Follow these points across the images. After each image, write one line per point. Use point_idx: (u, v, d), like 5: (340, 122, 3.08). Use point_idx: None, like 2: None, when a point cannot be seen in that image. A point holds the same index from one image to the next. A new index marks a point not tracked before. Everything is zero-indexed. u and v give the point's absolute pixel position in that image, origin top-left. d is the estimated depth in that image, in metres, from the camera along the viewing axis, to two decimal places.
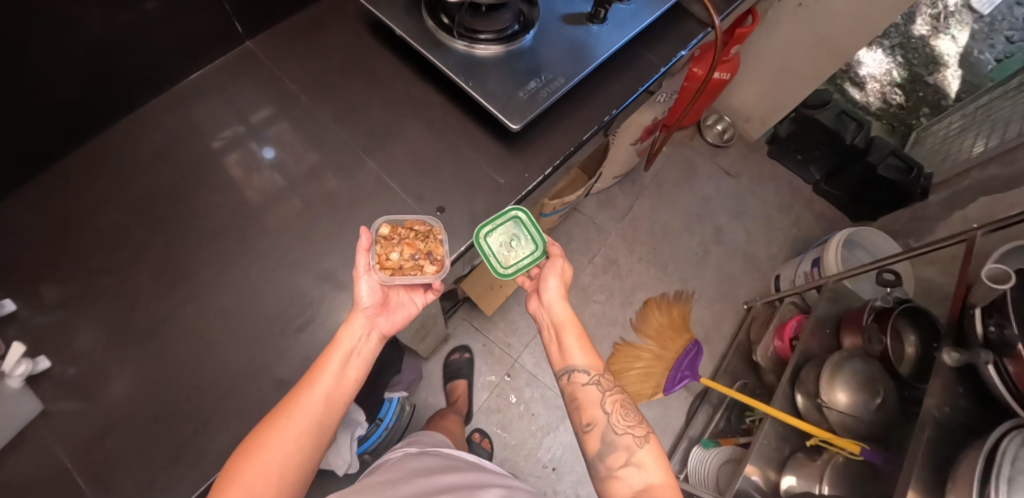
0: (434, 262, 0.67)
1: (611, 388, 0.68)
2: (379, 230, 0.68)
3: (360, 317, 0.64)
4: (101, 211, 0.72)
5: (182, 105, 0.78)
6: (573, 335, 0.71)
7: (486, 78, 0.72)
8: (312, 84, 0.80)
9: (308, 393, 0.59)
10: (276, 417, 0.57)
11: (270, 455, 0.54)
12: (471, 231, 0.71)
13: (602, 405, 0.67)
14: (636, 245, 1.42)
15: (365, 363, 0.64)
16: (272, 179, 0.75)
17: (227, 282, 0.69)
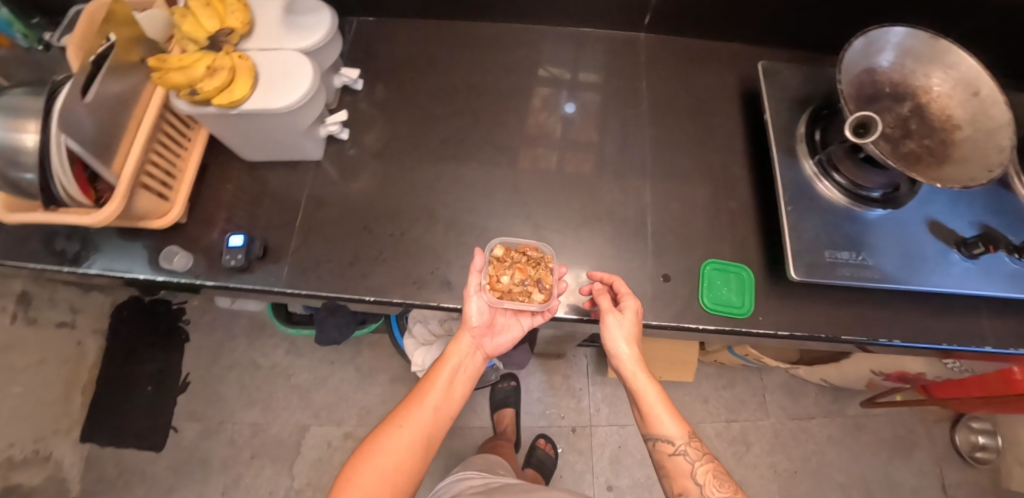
0: (542, 291, 0.68)
1: (699, 457, 0.60)
2: (492, 250, 0.70)
3: (468, 335, 0.67)
4: (453, 74, 0.87)
5: (561, 42, 0.88)
6: (639, 390, 0.63)
7: (807, 216, 0.70)
8: (662, 101, 0.84)
9: (419, 403, 0.62)
10: (391, 422, 0.61)
11: (391, 453, 0.58)
12: (671, 318, 0.71)
13: (689, 476, 0.59)
14: (780, 450, 1.23)
15: (471, 379, 0.67)
16: (569, 140, 0.81)
17: (479, 183, 0.78)
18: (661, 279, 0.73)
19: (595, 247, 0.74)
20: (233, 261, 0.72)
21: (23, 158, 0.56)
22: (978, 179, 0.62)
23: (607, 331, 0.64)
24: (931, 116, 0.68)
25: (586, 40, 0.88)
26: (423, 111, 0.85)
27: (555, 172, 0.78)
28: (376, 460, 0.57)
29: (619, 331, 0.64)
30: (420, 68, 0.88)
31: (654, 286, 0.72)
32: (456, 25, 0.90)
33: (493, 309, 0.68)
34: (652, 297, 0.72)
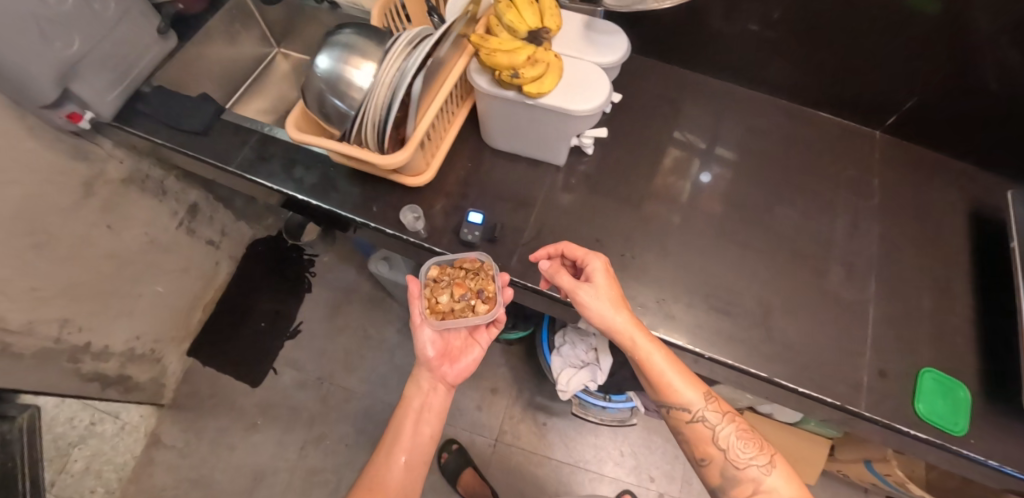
0: (484, 302, 0.69)
1: (717, 422, 0.64)
2: (427, 272, 0.71)
3: (426, 371, 0.73)
4: (691, 118, 0.89)
5: (799, 116, 0.90)
6: (641, 355, 0.65)
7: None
8: (898, 203, 0.84)
9: (388, 462, 0.68)
10: (364, 488, 0.67)
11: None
12: (885, 416, 0.70)
13: (708, 437, 0.64)
14: None
15: (438, 415, 0.72)
16: (800, 210, 0.81)
17: (707, 230, 0.79)
18: (877, 376, 0.72)
19: (815, 327, 0.74)
20: (470, 236, 0.74)
21: (351, 90, 0.64)
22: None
23: (589, 309, 0.65)
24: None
25: (825, 123, 0.90)
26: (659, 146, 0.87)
27: (785, 239, 0.79)
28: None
29: (594, 293, 0.65)
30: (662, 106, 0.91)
31: (870, 380, 0.71)
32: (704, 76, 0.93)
33: (442, 336, 0.74)
34: (867, 391, 0.71)
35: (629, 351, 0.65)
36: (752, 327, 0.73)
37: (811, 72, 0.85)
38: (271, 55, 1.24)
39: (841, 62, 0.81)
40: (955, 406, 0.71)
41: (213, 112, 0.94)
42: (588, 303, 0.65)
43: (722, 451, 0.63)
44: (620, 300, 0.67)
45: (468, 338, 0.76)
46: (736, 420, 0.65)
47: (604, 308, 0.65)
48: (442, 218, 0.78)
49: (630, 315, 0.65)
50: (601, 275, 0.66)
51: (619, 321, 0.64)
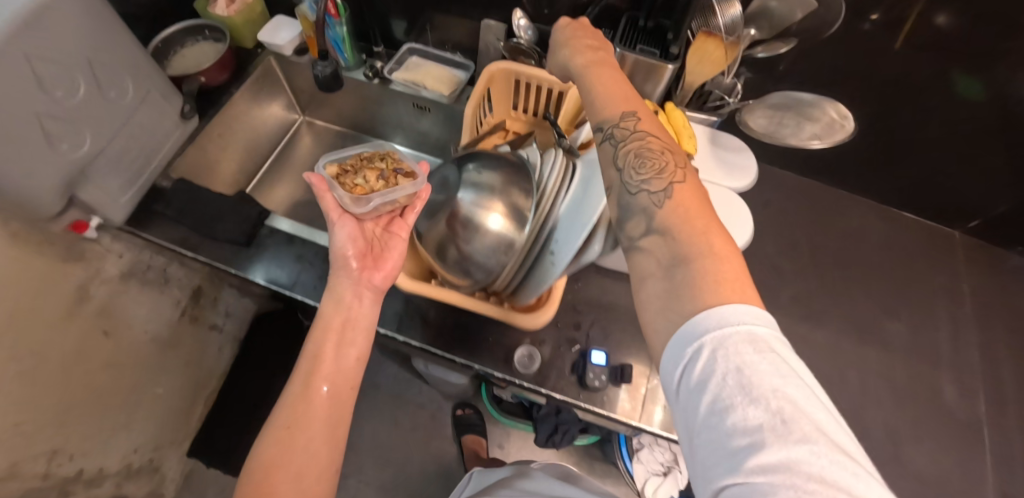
0: (401, 176, 0.70)
1: (632, 129, 0.50)
2: (326, 169, 0.70)
3: (347, 278, 0.62)
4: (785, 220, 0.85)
5: (882, 215, 0.89)
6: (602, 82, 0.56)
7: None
8: (990, 310, 0.84)
9: (299, 383, 0.56)
10: (275, 418, 0.54)
11: (303, 449, 0.52)
12: None
13: (614, 163, 0.50)
14: None
15: (366, 333, 0.60)
16: (906, 321, 0.79)
17: (826, 349, 0.75)
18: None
19: (941, 456, 0.72)
20: (597, 382, 0.65)
21: (486, 238, 0.56)
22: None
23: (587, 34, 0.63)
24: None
25: (907, 221, 0.89)
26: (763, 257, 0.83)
27: (900, 359, 0.76)
28: (261, 452, 0.52)
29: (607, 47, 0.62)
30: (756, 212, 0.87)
31: None
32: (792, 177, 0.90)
33: (364, 230, 0.66)
34: None
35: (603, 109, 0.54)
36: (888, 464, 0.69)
37: (903, 175, 0.84)
38: (295, 125, 1.10)
39: (936, 166, 0.81)
40: None
41: (255, 215, 0.80)
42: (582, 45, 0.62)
43: (647, 230, 0.45)
44: (623, 87, 0.55)
45: (387, 233, 0.68)
46: (667, 152, 0.48)
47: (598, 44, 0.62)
48: (555, 355, 0.69)
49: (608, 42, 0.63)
50: (576, 39, 0.63)
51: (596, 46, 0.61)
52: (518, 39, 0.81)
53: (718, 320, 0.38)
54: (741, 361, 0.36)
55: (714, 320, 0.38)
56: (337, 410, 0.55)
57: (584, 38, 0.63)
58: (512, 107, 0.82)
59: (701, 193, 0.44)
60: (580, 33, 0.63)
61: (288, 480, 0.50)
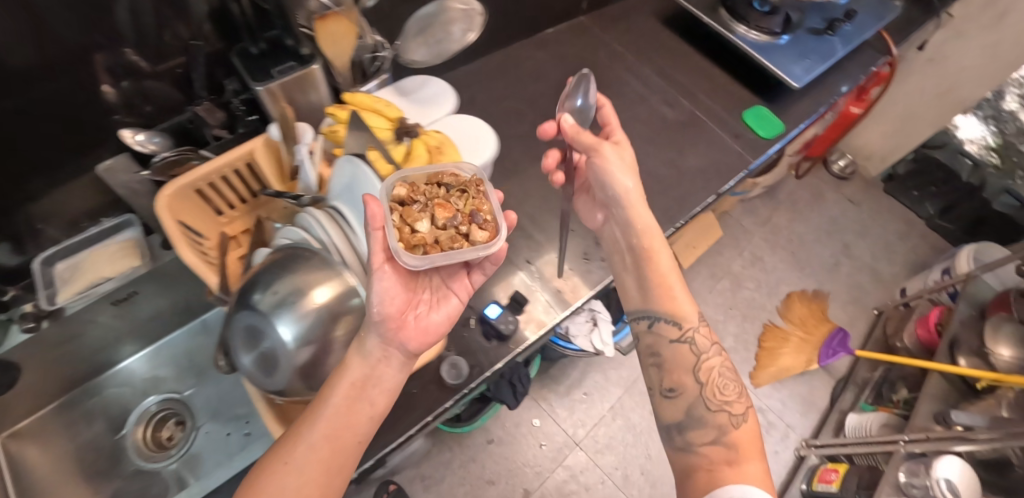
0: (480, 227, 0.53)
1: (738, 415, 0.62)
2: (393, 191, 0.53)
3: (373, 334, 0.52)
4: (498, 104, 0.96)
5: (540, 47, 1.07)
6: (660, 277, 0.69)
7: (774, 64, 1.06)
8: (639, 43, 1.10)
9: (310, 424, 0.49)
10: (286, 439, 0.49)
11: (281, 487, 0.45)
12: (762, 152, 0.99)
13: (696, 373, 0.64)
14: (777, 247, 1.64)
15: (381, 397, 0.52)
16: (613, 97, 1.01)
17: None
18: (732, 137, 1.00)
19: (697, 146, 0.97)
20: (507, 326, 0.75)
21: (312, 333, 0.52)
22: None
23: (603, 173, 0.67)
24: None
25: (555, 37, 1.08)
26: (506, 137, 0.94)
27: (631, 121, 0.98)
28: None
29: (637, 193, 0.68)
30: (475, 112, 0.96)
31: (739, 144, 0.99)
32: (472, 66, 1.00)
33: (406, 284, 0.54)
34: (745, 150, 0.99)
35: (656, 288, 0.69)
36: (681, 183, 0.91)
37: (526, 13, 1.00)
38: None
39: None
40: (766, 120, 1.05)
41: None
42: (603, 168, 0.67)
43: (716, 438, 0.60)
44: (658, 237, 0.68)
45: (439, 286, 0.59)
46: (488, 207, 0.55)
47: (623, 178, 0.67)
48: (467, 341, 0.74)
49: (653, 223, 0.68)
50: (619, 180, 0.67)
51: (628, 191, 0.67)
52: (156, 154, 0.68)
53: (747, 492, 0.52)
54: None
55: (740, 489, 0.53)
56: (331, 464, 0.48)
57: (622, 151, 0.68)
58: (214, 213, 0.72)
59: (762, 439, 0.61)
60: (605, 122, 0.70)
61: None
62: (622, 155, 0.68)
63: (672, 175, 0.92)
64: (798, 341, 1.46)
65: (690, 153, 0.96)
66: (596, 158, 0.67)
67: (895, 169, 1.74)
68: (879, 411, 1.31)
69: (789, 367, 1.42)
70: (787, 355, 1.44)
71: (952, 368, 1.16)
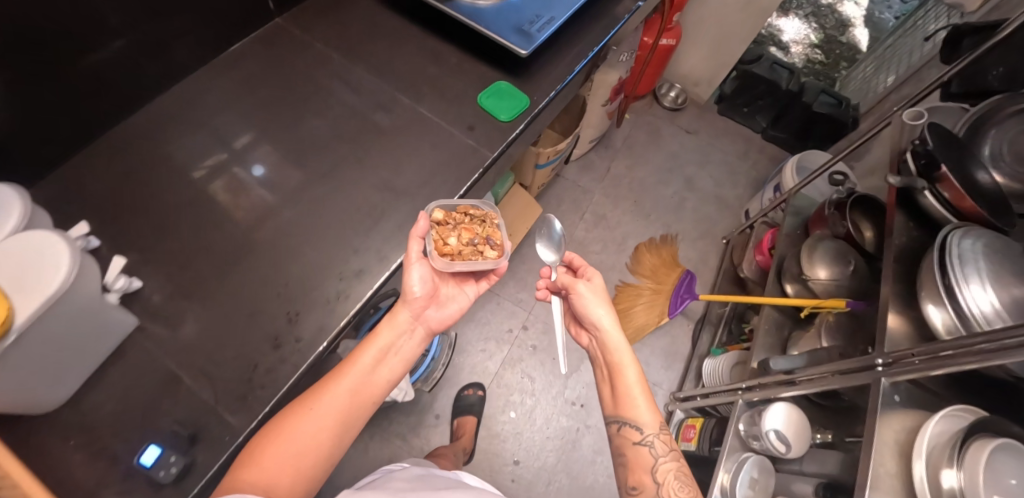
0: (493, 248, 0.74)
1: (667, 450, 0.76)
2: (434, 214, 0.74)
3: (406, 309, 0.71)
4: (164, 165, 0.79)
5: (223, 73, 0.87)
6: (617, 392, 0.79)
7: (499, 29, 0.87)
8: (357, 27, 0.92)
9: (336, 385, 0.64)
10: (299, 408, 0.61)
11: (309, 427, 0.60)
12: (501, 141, 0.83)
13: (652, 473, 0.74)
14: (619, 200, 1.57)
15: (399, 365, 0.69)
16: (316, 118, 0.84)
17: (297, 201, 0.76)
18: (471, 129, 0.84)
19: (419, 154, 0.81)
20: (171, 469, 0.58)
21: None
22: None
23: (597, 315, 0.81)
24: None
25: (242, 55, 0.88)
26: (195, 189, 0.77)
27: (338, 143, 0.81)
28: (272, 455, 0.57)
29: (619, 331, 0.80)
30: (153, 166, 0.78)
31: (471, 137, 0.83)
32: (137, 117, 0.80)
33: (432, 280, 0.72)
34: (480, 143, 0.83)
35: (618, 403, 0.79)
36: (399, 208, 0.76)
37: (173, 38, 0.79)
38: None
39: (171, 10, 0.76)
40: (506, 100, 0.87)
41: None
42: (584, 321, 0.82)
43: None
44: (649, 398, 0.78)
45: (460, 284, 0.77)
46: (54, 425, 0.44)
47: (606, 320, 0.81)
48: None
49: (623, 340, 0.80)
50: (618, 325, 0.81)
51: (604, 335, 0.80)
52: None
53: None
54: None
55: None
56: (348, 425, 0.63)
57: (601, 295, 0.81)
58: None
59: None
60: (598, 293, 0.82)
61: (283, 456, 0.57)
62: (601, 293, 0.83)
63: (397, 191, 0.77)
64: (649, 295, 1.41)
65: (411, 165, 0.80)
66: (579, 300, 0.80)
67: (722, 89, 1.70)
68: (730, 351, 1.28)
69: (643, 324, 1.39)
70: (639, 312, 1.39)
71: (779, 300, 1.11)
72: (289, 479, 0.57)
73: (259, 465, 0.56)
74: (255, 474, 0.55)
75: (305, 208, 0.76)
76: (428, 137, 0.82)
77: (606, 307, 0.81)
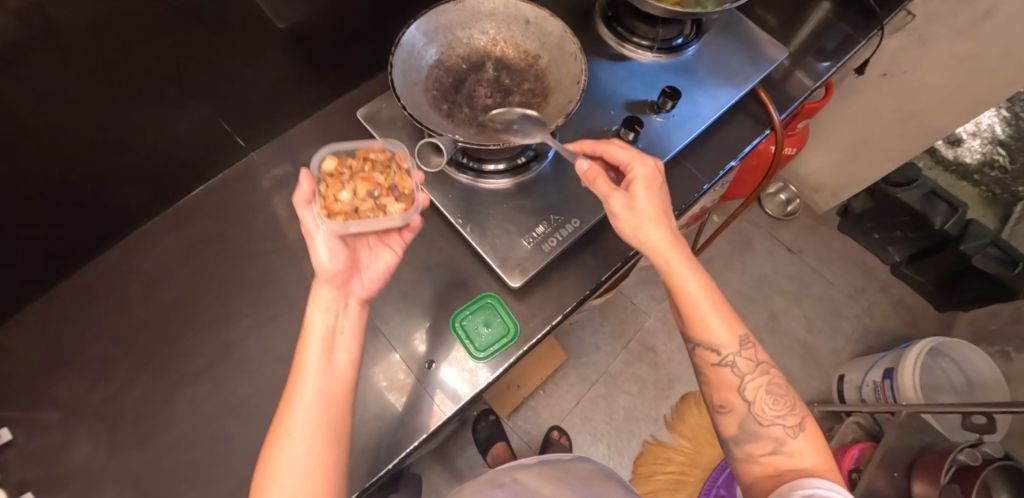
0: (399, 200, 0.55)
1: (754, 369, 0.54)
2: (323, 166, 0.55)
3: (326, 287, 0.51)
4: (93, 340, 0.70)
5: (179, 223, 0.75)
6: (687, 307, 0.55)
7: (500, 234, 0.61)
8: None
9: (295, 394, 0.46)
10: (274, 433, 0.45)
11: (301, 416, 0.45)
12: (457, 398, 0.60)
13: (742, 391, 0.54)
14: (676, 331, 1.29)
15: (355, 341, 0.50)
16: (255, 305, 0.70)
17: (202, 428, 0.64)
18: (428, 367, 0.62)
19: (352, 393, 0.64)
20: None
21: None
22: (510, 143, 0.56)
23: (650, 203, 0.55)
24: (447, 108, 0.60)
25: (204, 201, 0.76)
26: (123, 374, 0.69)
27: (266, 352, 0.67)
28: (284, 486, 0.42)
29: (673, 223, 0.56)
30: (92, 334, 0.71)
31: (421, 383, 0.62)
32: (87, 275, 0.73)
33: (346, 247, 0.53)
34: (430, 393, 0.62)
35: (690, 323, 0.56)
36: None
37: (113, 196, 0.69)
38: None
39: (102, 170, 0.65)
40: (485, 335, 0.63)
41: None
42: (631, 227, 0.55)
43: (772, 452, 0.51)
44: (719, 305, 0.55)
45: (379, 241, 0.56)
46: None
47: (655, 211, 0.55)
48: None
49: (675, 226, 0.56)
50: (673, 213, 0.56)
51: (659, 235, 0.54)
52: None
53: (814, 485, 0.45)
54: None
55: (807, 480, 0.46)
56: (341, 409, 0.47)
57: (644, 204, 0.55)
58: None
59: (819, 451, 0.50)
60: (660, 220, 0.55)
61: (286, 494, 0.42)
62: (656, 168, 0.57)
63: None
64: (680, 468, 1.17)
65: None
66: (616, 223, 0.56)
67: (850, 203, 1.37)
68: None
69: None
70: (661, 484, 1.16)
71: None
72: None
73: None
74: None
75: (213, 437, 0.64)
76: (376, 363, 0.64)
77: (648, 178, 0.56)
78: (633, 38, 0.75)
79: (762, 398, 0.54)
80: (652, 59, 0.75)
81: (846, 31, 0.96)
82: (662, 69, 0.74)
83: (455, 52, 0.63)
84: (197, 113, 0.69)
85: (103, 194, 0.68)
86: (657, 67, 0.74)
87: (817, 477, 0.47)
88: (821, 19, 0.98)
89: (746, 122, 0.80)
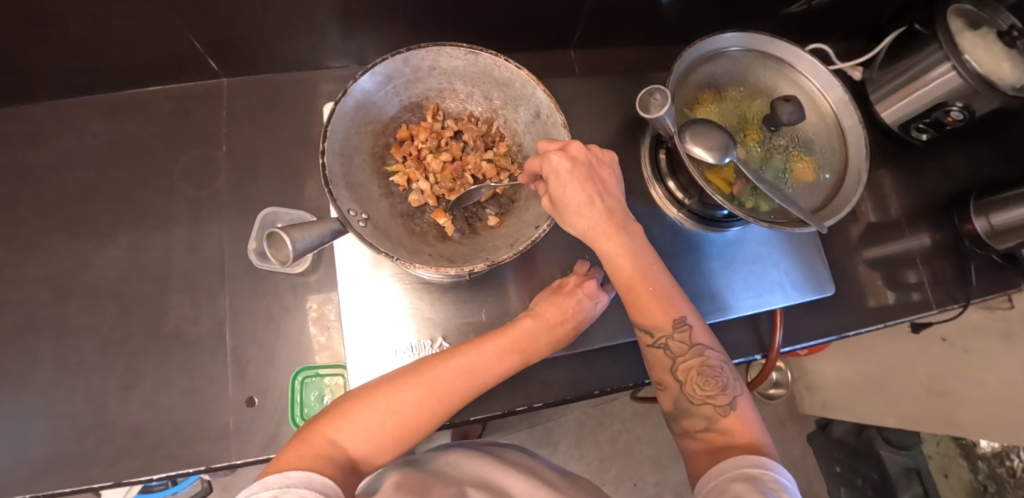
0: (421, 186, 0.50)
1: (687, 349, 0.45)
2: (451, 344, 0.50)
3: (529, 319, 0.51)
4: None
5: (126, 113, 0.70)
6: (628, 285, 0.46)
7: (382, 325, 0.54)
8: (308, 160, 0.68)
9: (441, 361, 0.45)
10: (421, 363, 0.46)
11: (394, 397, 0.42)
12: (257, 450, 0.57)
13: (674, 371, 0.45)
14: (585, 441, 1.21)
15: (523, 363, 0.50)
16: (144, 238, 0.65)
17: (30, 330, 0.62)
18: (245, 405, 0.59)
19: (175, 382, 0.60)
20: None
21: None
22: (398, 256, 0.43)
23: (576, 186, 0.43)
24: (428, 125, 0.51)
25: (160, 106, 0.70)
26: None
27: (125, 293, 0.63)
28: (392, 406, 0.42)
29: (616, 201, 0.46)
30: None
31: (238, 416, 0.58)
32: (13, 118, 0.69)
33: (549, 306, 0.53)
34: (239, 431, 0.58)
35: (631, 307, 0.46)
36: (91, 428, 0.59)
37: (63, 65, 0.63)
38: None
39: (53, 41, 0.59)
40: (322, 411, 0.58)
41: None
42: (568, 210, 0.44)
43: (707, 430, 0.43)
44: (654, 278, 0.46)
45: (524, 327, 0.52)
46: None
47: (582, 198, 0.43)
48: None
49: (617, 203, 0.46)
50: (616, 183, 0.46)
51: (598, 210, 0.44)
52: None
53: (753, 466, 0.37)
54: (737, 489, 0.35)
55: (742, 459, 0.38)
56: (447, 401, 0.44)
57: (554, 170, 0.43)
58: None
59: (757, 428, 0.42)
60: (588, 191, 0.44)
61: (354, 430, 0.41)
62: (595, 156, 0.45)
63: (114, 410, 0.59)
64: None
65: (151, 389, 0.60)
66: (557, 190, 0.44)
67: (832, 423, 1.24)
68: None
69: None
70: None
71: None
72: (350, 458, 0.40)
73: (304, 448, 0.39)
74: (363, 420, 0.41)
75: (32, 344, 0.62)
76: (212, 372, 0.60)
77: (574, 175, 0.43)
78: (669, 181, 0.62)
79: (699, 371, 0.44)
80: (677, 217, 0.64)
81: (923, 279, 0.80)
82: (679, 235, 0.64)
83: (447, 105, 0.53)
84: (174, 26, 0.61)
85: (53, 60, 0.62)
86: (674, 230, 0.64)
87: (748, 459, 0.38)
88: (905, 251, 0.82)
89: (743, 331, 0.68)
